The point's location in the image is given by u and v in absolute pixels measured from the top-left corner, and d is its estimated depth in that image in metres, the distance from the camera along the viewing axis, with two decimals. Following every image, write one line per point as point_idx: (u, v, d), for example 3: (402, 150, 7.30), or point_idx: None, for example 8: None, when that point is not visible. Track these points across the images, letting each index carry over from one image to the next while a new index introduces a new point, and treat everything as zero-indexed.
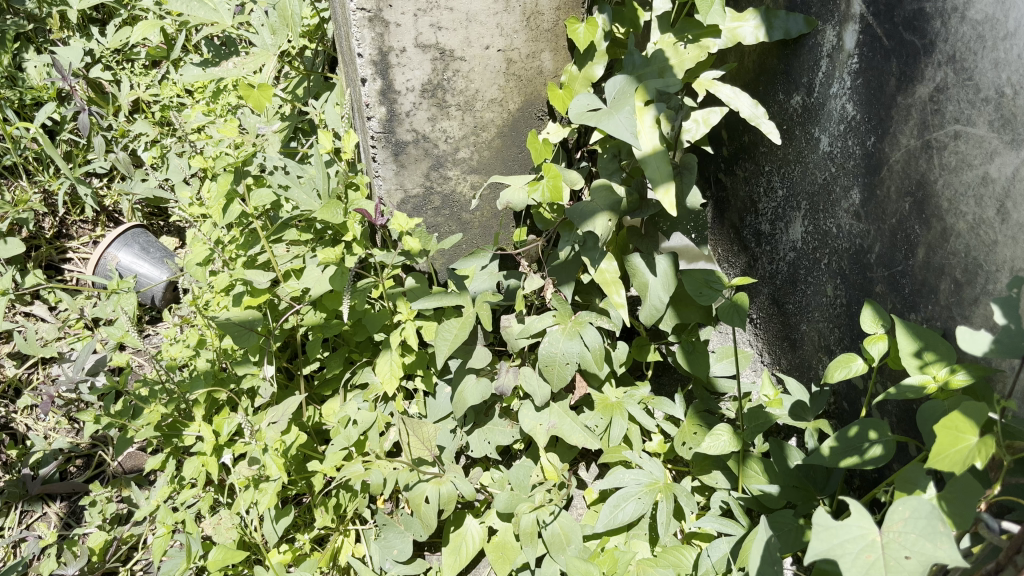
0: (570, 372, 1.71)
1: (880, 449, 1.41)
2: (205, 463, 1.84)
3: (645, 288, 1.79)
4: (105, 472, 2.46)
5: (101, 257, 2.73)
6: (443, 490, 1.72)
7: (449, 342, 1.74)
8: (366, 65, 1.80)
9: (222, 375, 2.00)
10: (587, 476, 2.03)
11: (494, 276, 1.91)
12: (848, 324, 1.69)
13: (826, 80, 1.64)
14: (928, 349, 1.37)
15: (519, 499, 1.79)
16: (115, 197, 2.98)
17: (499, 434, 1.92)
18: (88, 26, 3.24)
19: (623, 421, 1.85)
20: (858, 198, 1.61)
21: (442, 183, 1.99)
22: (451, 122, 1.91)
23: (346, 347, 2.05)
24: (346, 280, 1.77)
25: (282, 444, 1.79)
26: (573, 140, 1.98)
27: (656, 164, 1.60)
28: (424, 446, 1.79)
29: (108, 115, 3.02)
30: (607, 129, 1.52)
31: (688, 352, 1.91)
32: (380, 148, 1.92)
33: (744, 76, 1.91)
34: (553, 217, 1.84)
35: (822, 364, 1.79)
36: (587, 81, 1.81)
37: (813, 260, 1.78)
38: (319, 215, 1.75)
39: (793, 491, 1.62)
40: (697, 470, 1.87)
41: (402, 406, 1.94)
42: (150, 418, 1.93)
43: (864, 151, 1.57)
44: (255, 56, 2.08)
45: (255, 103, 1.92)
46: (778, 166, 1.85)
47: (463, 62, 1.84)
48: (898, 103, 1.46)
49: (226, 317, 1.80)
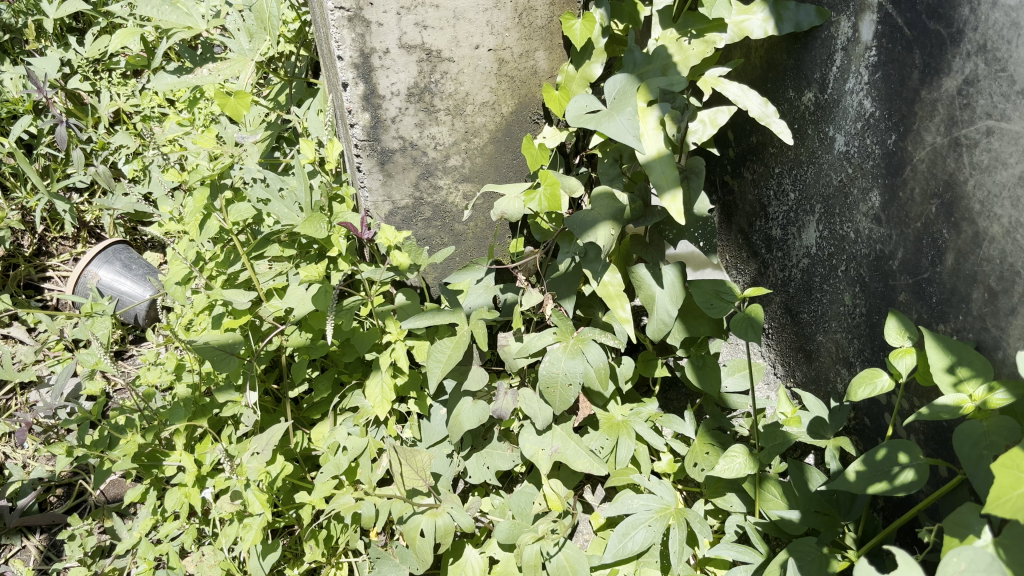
0: (573, 394, 1.59)
1: (912, 475, 1.29)
2: (186, 494, 1.72)
3: (651, 300, 1.66)
4: (87, 501, 2.33)
5: (81, 275, 2.62)
6: (440, 523, 1.58)
7: (442, 364, 1.62)
8: (347, 69, 1.71)
9: (203, 402, 1.87)
10: (593, 499, 1.91)
11: (490, 290, 1.77)
12: (869, 335, 1.58)
13: (841, 74, 1.53)
14: (962, 364, 1.26)
15: (521, 529, 1.66)
16: (95, 212, 2.87)
17: (499, 459, 1.81)
18: (66, 36, 3.15)
19: (630, 442, 1.72)
20: (878, 201, 1.50)
21: (432, 193, 1.88)
22: (441, 127, 1.80)
23: (335, 368, 1.94)
24: (331, 300, 1.65)
25: (266, 476, 1.67)
26: (571, 144, 1.87)
27: (661, 169, 1.48)
28: (419, 476, 1.67)
29: (87, 127, 2.92)
30: (607, 132, 1.41)
31: (698, 367, 1.78)
32: (365, 156, 1.81)
33: (751, 72, 1.80)
34: (552, 227, 1.73)
35: (840, 378, 1.68)
36: (586, 81, 1.71)
37: (829, 267, 1.67)
38: (301, 228, 1.63)
39: (815, 517, 1.50)
40: (710, 493, 1.74)
41: (394, 430, 1.84)
42: (127, 449, 1.80)
43: (884, 149, 1.46)
44: (231, 63, 1.98)
45: (232, 112, 1.81)
46: (789, 167, 1.74)
47: (452, 63, 1.73)
48: (922, 97, 1.35)
49: (204, 341, 1.70)
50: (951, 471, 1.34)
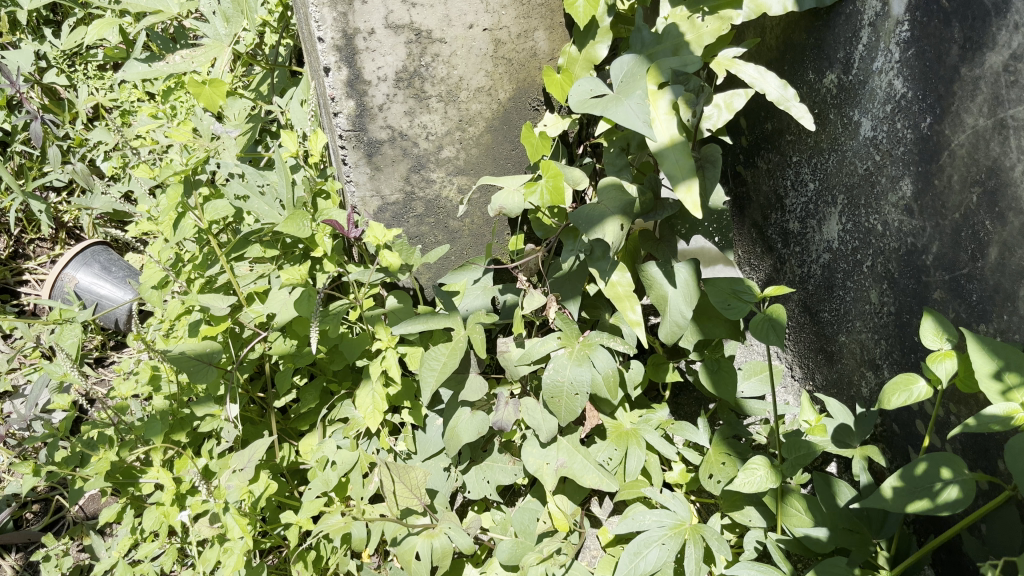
0: (580, 405, 1.46)
1: (954, 492, 1.18)
2: (165, 515, 1.62)
3: (663, 301, 1.54)
4: (64, 518, 2.22)
5: (58, 278, 2.50)
6: (437, 544, 1.47)
7: (436, 373, 1.48)
8: (329, 52, 1.58)
9: (182, 414, 1.75)
10: (601, 513, 1.79)
11: (488, 292, 1.67)
12: (898, 336, 1.46)
13: (868, 52, 1.41)
14: (1010, 369, 1.14)
15: (525, 548, 1.55)
16: (74, 213, 2.75)
17: (499, 472, 1.69)
18: (42, 28, 3.02)
19: (640, 452, 1.60)
20: (910, 190, 1.38)
21: (425, 186, 1.75)
22: (432, 115, 1.67)
23: (323, 376, 1.81)
24: (314, 304, 1.53)
25: (249, 495, 1.55)
26: (574, 133, 1.74)
27: (674, 158, 1.35)
28: (413, 494, 1.51)
29: (64, 123, 2.80)
30: (615, 118, 1.28)
31: (712, 371, 1.65)
32: (350, 148, 1.69)
33: (766, 54, 1.68)
34: (554, 222, 1.60)
35: (865, 381, 1.56)
36: (589, 64, 1.56)
37: (853, 262, 1.55)
38: (282, 227, 1.50)
39: (845, 536, 1.38)
40: (727, 507, 1.61)
41: (387, 443, 1.70)
42: (99, 468, 1.66)
43: (917, 134, 1.34)
44: (206, 48, 1.78)
45: (207, 102, 1.67)
46: (808, 156, 1.62)
47: (443, 45, 1.60)
48: (962, 75, 1.23)
49: (179, 351, 1.57)
50: (995, 484, 1.24)
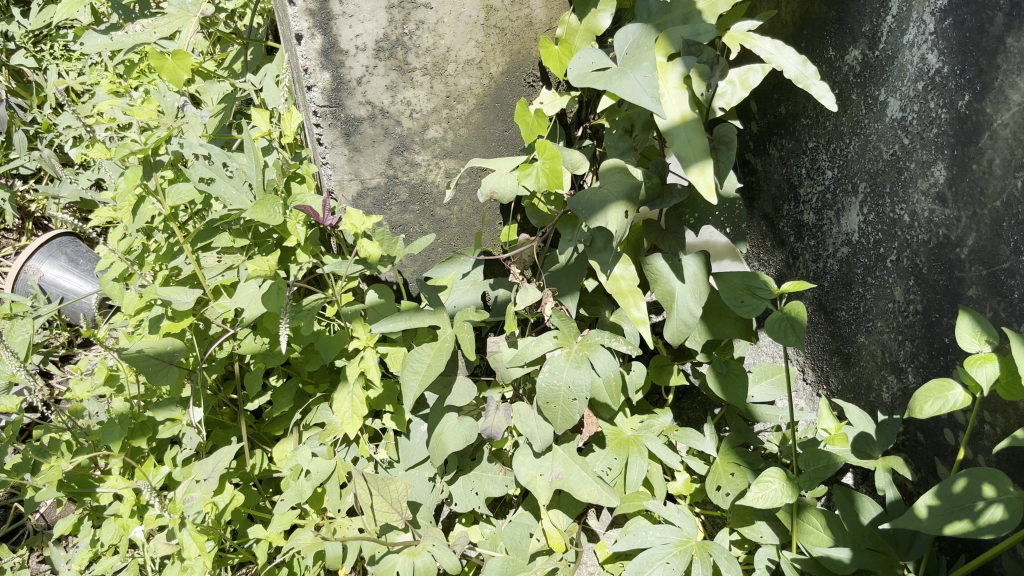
0: (578, 411, 1.33)
1: (999, 513, 1.04)
2: (123, 528, 1.47)
3: (670, 297, 1.40)
4: (24, 527, 2.05)
5: (22, 270, 2.34)
6: (419, 562, 1.31)
7: (420, 377, 1.34)
8: (301, 16, 1.43)
9: (144, 417, 1.61)
10: (598, 526, 1.68)
11: (478, 286, 1.55)
12: (925, 337, 1.33)
13: (898, 24, 1.28)
14: None
15: (517, 567, 1.40)
16: (42, 202, 2.61)
17: (489, 483, 1.56)
18: (10, 8, 2.89)
19: (641, 461, 1.47)
20: (943, 176, 1.25)
21: (409, 170, 1.61)
22: (417, 90, 1.53)
23: (297, 377, 1.67)
24: (284, 299, 1.39)
25: (212, 508, 1.44)
26: (573, 113, 1.61)
27: (685, 137, 1.22)
28: (393, 509, 1.37)
29: (32, 107, 2.67)
30: (619, 91, 1.15)
31: (722, 373, 1.53)
32: (326, 126, 1.55)
33: (782, 29, 1.55)
34: (551, 210, 1.47)
35: (885, 386, 1.44)
36: (591, 34, 1.43)
37: (875, 256, 1.42)
38: (250, 213, 1.36)
39: (869, 558, 1.26)
40: (735, 523, 1.46)
41: (367, 451, 1.57)
42: (50, 477, 1.51)
43: (953, 114, 1.21)
44: (171, 18, 1.65)
45: (169, 74, 1.52)
46: (827, 140, 1.49)
47: (428, 11, 1.46)
48: (1006, 47, 1.09)
49: (137, 349, 1.42)
50: None
